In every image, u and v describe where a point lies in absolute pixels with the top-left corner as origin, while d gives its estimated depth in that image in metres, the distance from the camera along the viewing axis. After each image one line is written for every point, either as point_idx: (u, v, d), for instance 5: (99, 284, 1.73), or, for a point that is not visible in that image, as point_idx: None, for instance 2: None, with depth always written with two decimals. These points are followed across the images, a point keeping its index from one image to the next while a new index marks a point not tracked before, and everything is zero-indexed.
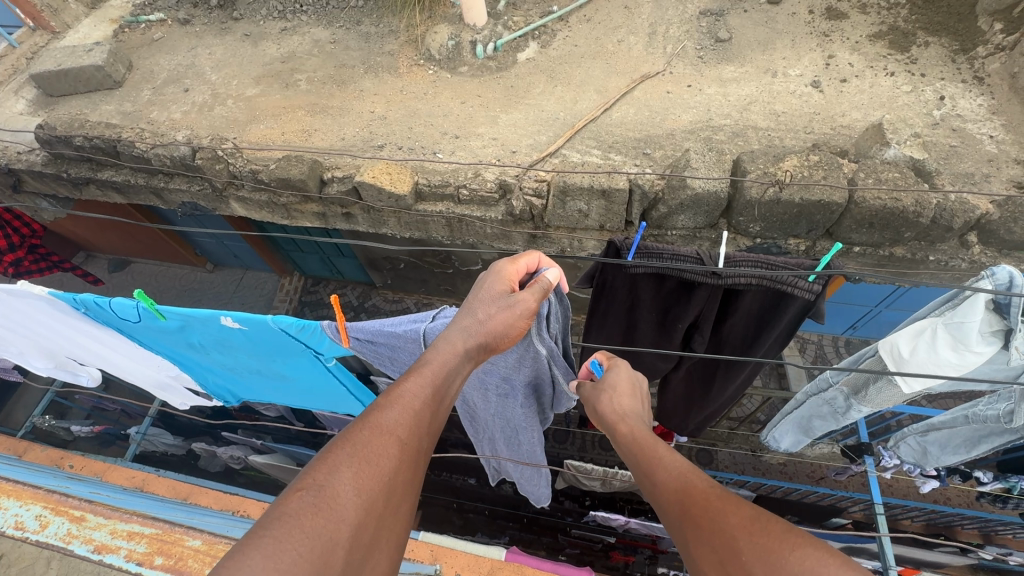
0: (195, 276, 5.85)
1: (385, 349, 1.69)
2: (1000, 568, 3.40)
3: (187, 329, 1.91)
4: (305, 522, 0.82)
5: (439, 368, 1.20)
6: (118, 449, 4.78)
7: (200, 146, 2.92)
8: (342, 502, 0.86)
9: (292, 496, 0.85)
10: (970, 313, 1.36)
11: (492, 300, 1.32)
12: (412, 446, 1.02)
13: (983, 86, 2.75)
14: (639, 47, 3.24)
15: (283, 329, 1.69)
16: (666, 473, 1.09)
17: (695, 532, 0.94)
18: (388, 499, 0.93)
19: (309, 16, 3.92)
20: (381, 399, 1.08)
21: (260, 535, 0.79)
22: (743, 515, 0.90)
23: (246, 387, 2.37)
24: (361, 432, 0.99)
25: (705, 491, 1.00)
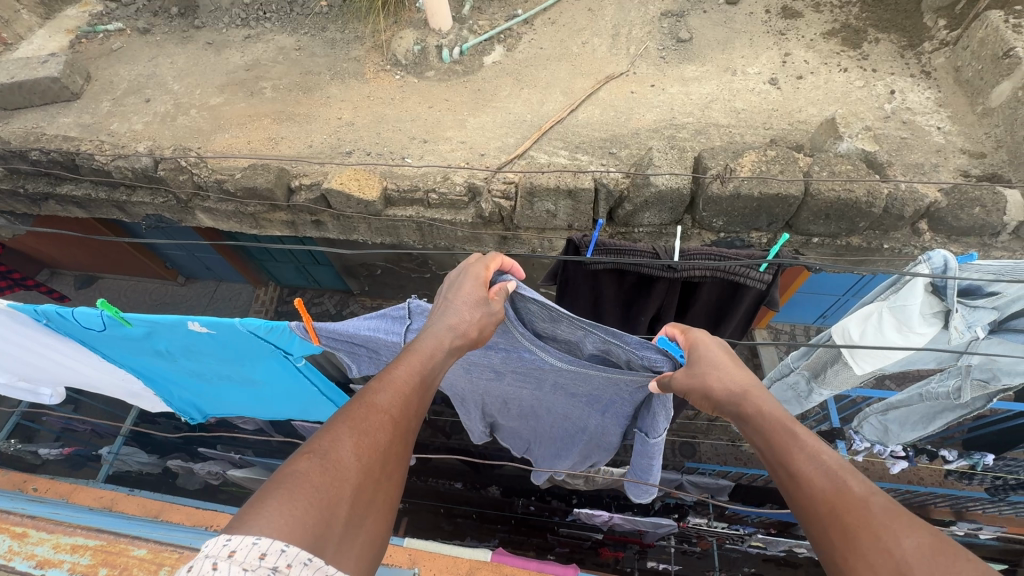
0: (166, 289, 5.71)
1: (356, 346, 1.68)
2: (970, 542, 3.52)
3: (152, 336, 1.87)
4: (313, 476, 0.83)
5: (428, 352, 1.19)
6: (90, 471, 4.64)
7: (163, 156, 2.87)
8: (345, 465, 0.87)
9: (300, 459, 0.85)
10: (911, 296, 1.44)
11: (471, 300, 1.32)
12: (406, 423, 1.01)
13: (930, 80, 2.87)
14: (602, 48, 3.29)
15: (251, 331, 1.67)
16: (808, 468, 0.94)
17: (849, 549, 0.82)
18: (385, 467, 0.93)
19: (273, 23, 3.88)
20: (374, 381, 1.07)
21: (271, 490, 0.79)
22: (921, 541, 0.77)
23: (218, 394, 2.32)
24: (357, 408, 0.98)
25: (863, 499, 0.85)
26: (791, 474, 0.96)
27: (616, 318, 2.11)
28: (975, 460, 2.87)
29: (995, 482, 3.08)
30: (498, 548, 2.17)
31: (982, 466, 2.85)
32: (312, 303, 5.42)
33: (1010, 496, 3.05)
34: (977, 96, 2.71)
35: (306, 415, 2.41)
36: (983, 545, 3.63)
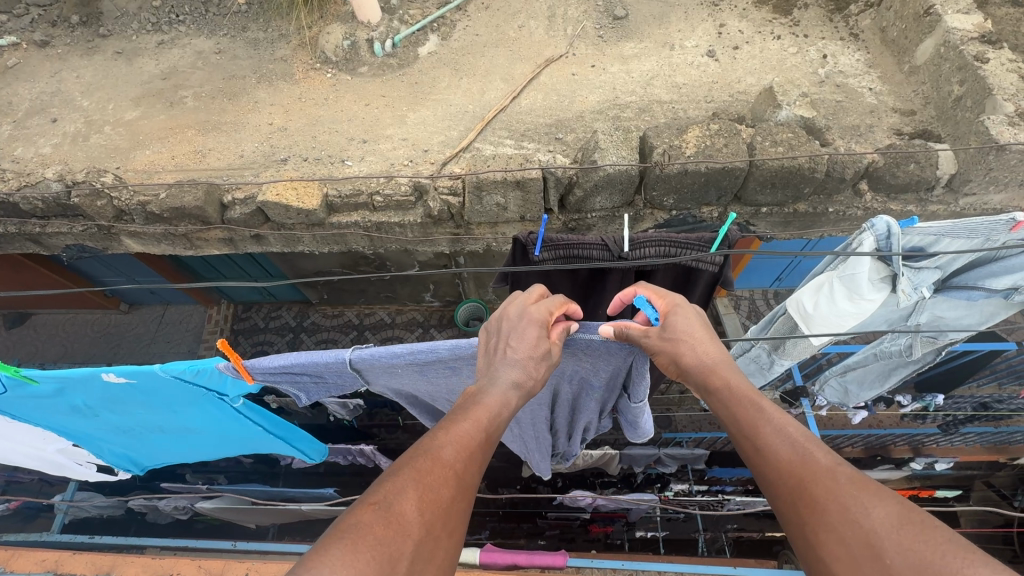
0: (108, 319, 5.34)
1: (292, 377, 1.61)
2: (929, 475, 3.71)
3: (67, 391, 1.78)
4: (376, 528, 0.80)
5: (495, 406, 1.11)
6: (44, 522, 4.32)
7: (76, 181, 2.61)
8: (407, 520, 0.83)
9: (363, 511, 0.82)
10: (857, 267, 1.46)
11: (536, 352, 1.23)
12: (470, 480, 0.96)
13: (858, 42, 2.93)
14: (539, 31, 3.21)
15: (175, 375, 1.60)
16: (778, 442, 0.96)
17: (817, 519, 0.84)
18: (448, 524, 0.88)
19: (188, 26, 3.61)
20: (439, 432, 1.02)
21: (340, 537, 0.78)
22: (887, 510, 0.79)
23: (155, 441, 2.21)
24: (421, 460, 0.94)
25: (829, 470, 0.88)
26: (761, 449, 0.97)
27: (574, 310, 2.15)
28: (927, 401, 3.03)
29: (947, 419, 3.25)
30: (487, 544, 2.19)
31: (933, 407, 3.00)
32: (269, 318, 5.19)
33: (961, 430, 3.22)
34: (903, 55, 2.78)
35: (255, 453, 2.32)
36: (940, 477, 3.84)
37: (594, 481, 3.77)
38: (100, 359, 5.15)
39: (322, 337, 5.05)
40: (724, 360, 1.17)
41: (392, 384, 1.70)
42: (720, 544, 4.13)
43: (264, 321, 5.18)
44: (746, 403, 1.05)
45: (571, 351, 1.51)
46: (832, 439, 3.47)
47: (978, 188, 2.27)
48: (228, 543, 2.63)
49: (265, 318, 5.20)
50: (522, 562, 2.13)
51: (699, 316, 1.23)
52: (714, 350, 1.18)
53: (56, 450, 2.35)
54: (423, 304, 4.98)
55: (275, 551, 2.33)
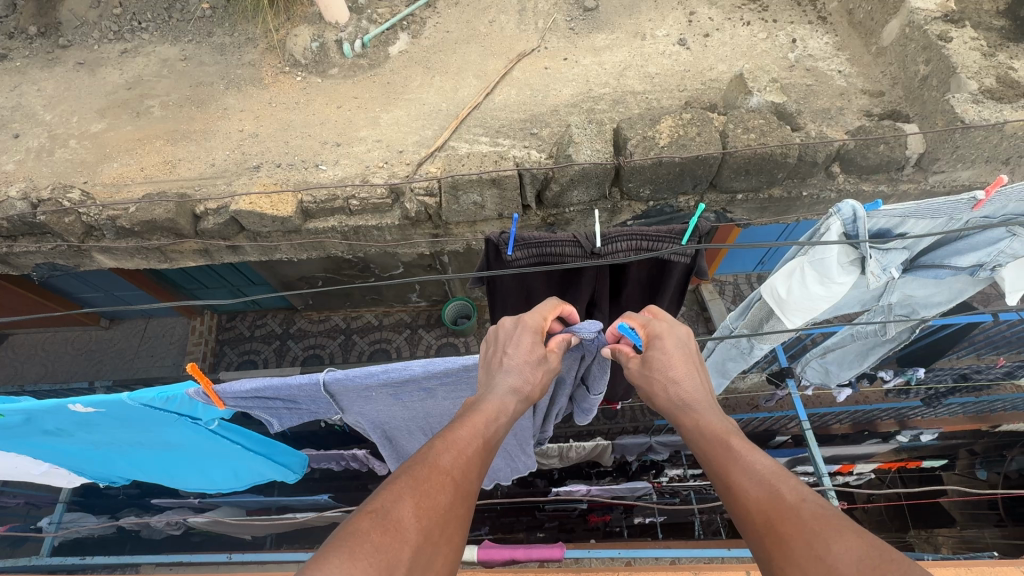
0: (88, 335, 5.23)
1: (265, 401, 1.64)
2: (916, 447, 3.78)
3: (35, 420, 1.80)
4: (374, 534, 0.78)
5: (494, 413, 1.11)
6: (34, 546, 4.24)
7: (41, 198, 2.54)
8: (406, 527, 0.81)
9: (362, 518, 0.80)
10: (826, 251, 1.48)
11: (531, 358, 1.25)
12: (468, 485, 0.94)
13: (826, 25, 2.96)
14: (510, 25, 3.19)
15: (145, 403, 1.62)
16: (746, 480, 0.93)
17: (784, 558, 0.79)
18: (446, 530, 0.85)
19: (151, 33, 3.52)
20: (436, 441, 1.01)
21: (335, 546, 0.74)
22: (852, 548, 0.73)
23: (133, 462, 2.25)
24: (419, 467, 0.92)
25: (795, 507, 0.83)
26: (731, 485, 0.94)
27: None
28: (909, 375, 3.08)
29: (929, 392, 3.30)
30: (485, 541, 2.17)
31: (916, 380, 3.06)
32: (254, 326, 5.12)
33: (943, 401, 3.28)
34: (870, 36, 2.81)
35: (234, 469, 2.36)
36: (926, 448, 3.92)
37: (590, 472, 3.77)
38: (83, 377, 5.05)
39: (309, 343, 5.00)
40: (706, 402, 1.16)
41: (366, 408, 1.73)
42: (716, 526, 4.18)
43: (250, 330, 5.11)
44: (720, 443, 1.03)
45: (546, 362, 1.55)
46: (820, 417, 3.51)
47: (946, 165, 2.31)
48: (222, 557, 2.60)
49: (250, 327, 5.14)
50: (520, 556, 2.12)
51: (681, 350, 1.24)
52: (694, 389, 1.18)
53: (34, 471, 2.37)
54: (409, 305, 4.96)
55: (269, 562, 2.30)
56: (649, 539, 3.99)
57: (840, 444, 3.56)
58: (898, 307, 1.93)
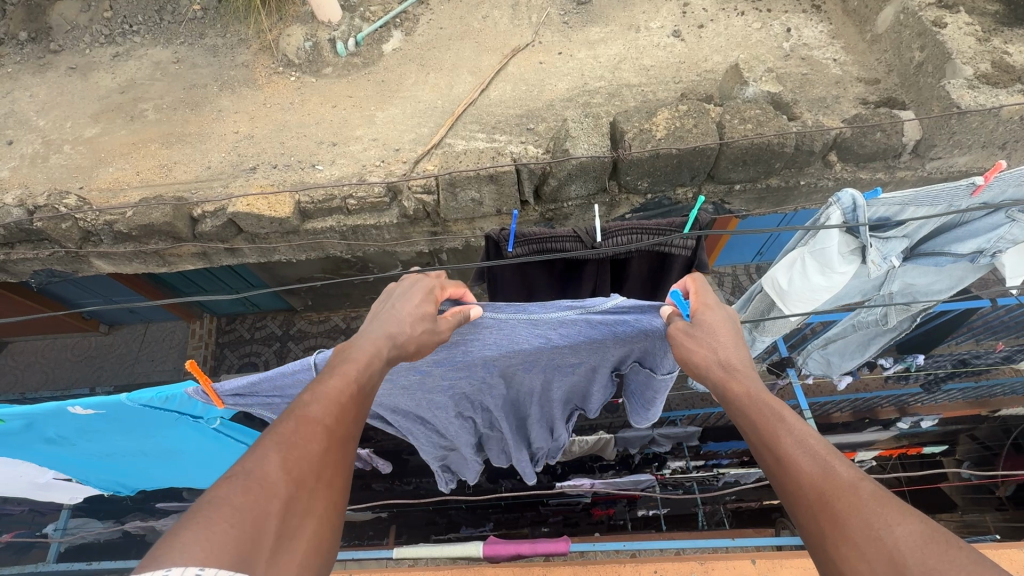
0: (88, 341, 5.22)
1: (264, 397, 1.62)
2: (916, 434, 3.79)
3: (36, 426, 1.80)
4: (240, 492, 0.75)
5: (370, 358, 1.08)
6: (39, 552, 4.25)
7: (37, 205, 2.53)
8: (273, 483, 0.78)
9: (219, 486, 0.76)
10: (826, 240, 1.49)
11: (417, 312, 1.20)
12: (343, 430, 0.93)
13: (821, 13, 2.95)
14: (503, 21, 3.17)
15: (146, 403, 1.62)
16: (796, 452, 0.89)
17: (838, 534, 0.78)
18: (320, 476, 0.84)
19: (142, 36, 3.50)
20: (306, 395, 0.96)
21: (191, 516, 0.70)
22: (913, 530, 0.74)
23: (132, 463, 2.25)
24: (284, 422, 0.88)
25: (852, 484, 0.81)
26: (778, 458, 0.90)
27: (553, 306, 2.16)
28: (908, 362, 3.10)
29: (929, 378, 3.31)
30: (489, 538, 2.17)
31: (915, 367, 3.08)
32: (254, 329, 5.13)
33: (942, 387, 3.29)
34: (865, 24, 2.81)
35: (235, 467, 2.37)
36: (926, 434, 3.94)
37: (592, 466, 3.76)
38: (83, 382, 5.04)
39: (310, 344, 5.00)
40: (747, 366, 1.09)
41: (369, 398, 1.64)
42: (719, 517, 4.19)
43: (250, 332, 5.11)
44: (764, 410, 0.97)
45: (549, 349, 1.55)
46: (820, 406, 3.52)
47: (943, 152, 2.31)
48: None
49: (250, 329, 5.14)
50: (525, 549, 2.14)
51: (727, 321, 1.17)
52: (740, 357, 1.11)
53: (34, 480, 2.37)
54: None
55: None
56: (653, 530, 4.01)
57: (841, 432, 3.58)
58: (899, 296, 1.94)
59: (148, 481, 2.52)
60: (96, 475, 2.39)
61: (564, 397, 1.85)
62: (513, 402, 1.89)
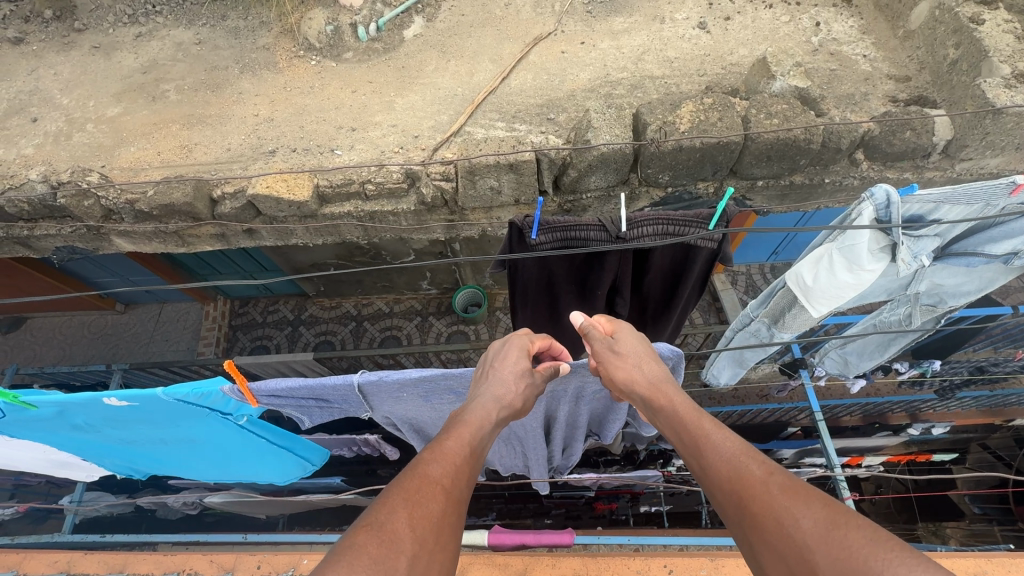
0: (105, 320, 5.31)
1: (297, 400, 1.79)
2: (928, 440, 3.74)
3: (67, 413, 1.88)
4: (369, 548, 0.82)
5: (478, 421, 1.25)
6: (55, 523, 4.35)
7: (60, 180, 2.56)
8: (401, 537, 0.86)
9: (358, 533, 0.85)
10: (857, 236, 1.48)
11: (516, 370, 1.44)
12: (457, 493, 1.02)
13: (851, 8, 2.89)
14: (526, 9, 3.14)
15: (179, 399, 1.68)
16: (718, 460, 1.04)
17: (757, 529, 0.89)
18: (441, 537, 0.91)
19: (165, 17, 3.51)
20: (425, 453, 1.09)
21: (336, 561, 0.79)
22: (816, 518, 0.83)
23: (154, 454, 2.31)
24: (410, 480, 0.98)
25: (763, 482, 0.94)
26: (705, 469, 1.05)
27: (572, 296, 2.17)
28: (925, 368, 3.04)
29: (944, 384, 3.25)
30: (494, 526, 2.22)
31: (931, 372, 3.04)
32: (267, 312, 5.17)
33: (957, 394, 3.24)
34: (897, 19, 2.74)
35: (253, 462, 2.43)
36: (936, 441, 3.89)
37: (597, 460, 3.75)
38: (99, 359, 5.12)
39: (322, 329, 5.03)
40: (668, 382, 1.33)
41: (394, 408, 1.90)
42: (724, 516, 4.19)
43: (262, 316, 5.17)
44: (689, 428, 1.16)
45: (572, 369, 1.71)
46: (830, 408, 3.48)
47: (974, 153, 2.26)
48: (237, 536, 2.63)
49: (263, 313, 5.19)
50: (530, 539, 2.18)
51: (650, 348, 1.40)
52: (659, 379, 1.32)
53: (60, 458, 2.46)
54: (420, 292, 4.98)
55: (283, 543, 2.31)
56: (655, 526, 4.02)
57: (850, 436, 3.55)
58: (925, 296, 1.92)
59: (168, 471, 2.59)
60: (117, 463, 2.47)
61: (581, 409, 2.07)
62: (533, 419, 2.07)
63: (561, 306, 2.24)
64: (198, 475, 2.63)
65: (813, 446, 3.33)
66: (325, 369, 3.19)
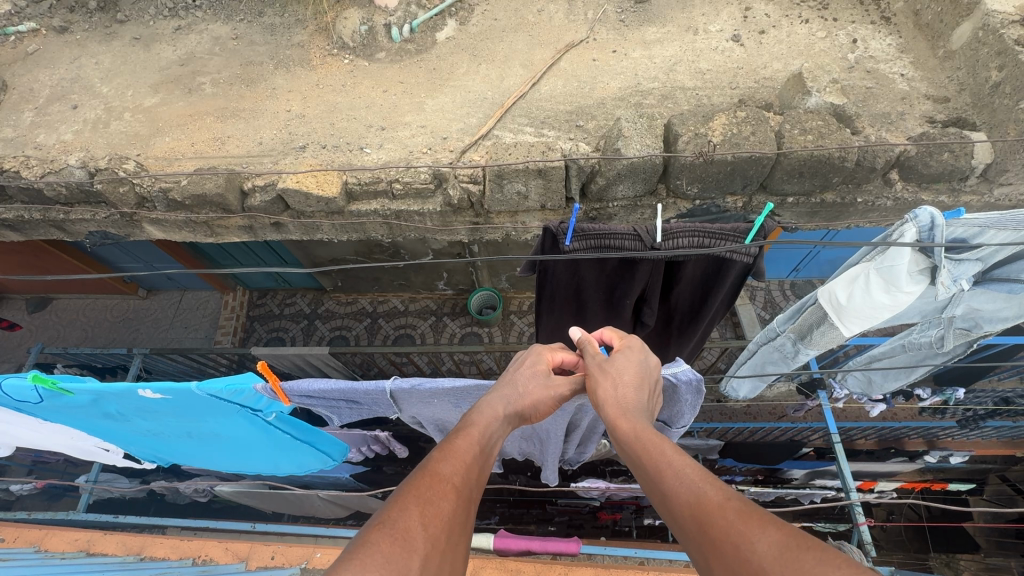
0: (127, 304, 5.42)
1: (329, 400, 1.84)
2: (945, 468, 3.64)
3: (100, 401, 1.92)
4: (383, 546, 0.82)
5: (487, 421, 1.25)
6: (68, 502, 4.42)
7: (98, 167, 2.63)
8: (414, 536, 0.86)
9: (372, 531, 0.85)
10: (897, 259, 1.49)
11: (532, 374, 1.45)
12: (468, 491, 1.01)
13: (890, 26, 2.85)
14: (559, 15, 3.15)
15: (212, 393, 1.72)
16: (678, 484, 0.98)
17: (714, 553, 0.83)
18: (451, 537, 0.90)
19: (204, 11, 3.58)
20: (436, 452, 1.08)
21: (349, 559, 0.79)
22: (773, 542, 0.77)
23: (181, 442, 2.37)
24: (422, 478, 0.98)
25: (720, 505, 0.88)
26: (663, 492, 0.99)
27: (600, 303, 2.17)
28: (948, 396, 2.94)
29: (966, 412, 3.16)
30: (500, 531, 2.20)
31: (954, 400, 2.93)
32: (284, 304, 5.23)
33: (979, 424, 3.15)
34: (937, 39, 2.70)
35: (275, 453, 2.48)
36: (953, 470, 3.79)
37: (604, 469, 3.70)
38: (120, 342, 5.22)
39: (337, 324, 5.07)
40: (637, 408, 1.28)
41: (422, 413, 1.94)
42: None
43: (279, 308, 5.22)
44: (651, 447, 1.11)
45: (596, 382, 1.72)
46: (845, 431, 3.41)
47: (1014, 178, 2.21)
48: (249, 525, 2.67)
49: (280, 305, 5.25)
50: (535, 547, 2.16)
51: (640, 370, 1.39)
52: (631, 400, 1.30)
53: (85, 443, 2.52)
54: (436, 292, 5.00)
55: (294, 534, 2.33)
56: (659, 540, 3.97)
57: (864, 460, 3.47)
58: (959, 320, 1.87)
59: (193, 458, 2.64)
60: (144, 449, 2.53)
61: (599, 421, 2.12)
62: (552, 426, 2.13)
63: (586, 312, 2.25)
64: (222, 463, 2.70)
65: (826, 468, 3.27)
66: (340, 365, 3.21)
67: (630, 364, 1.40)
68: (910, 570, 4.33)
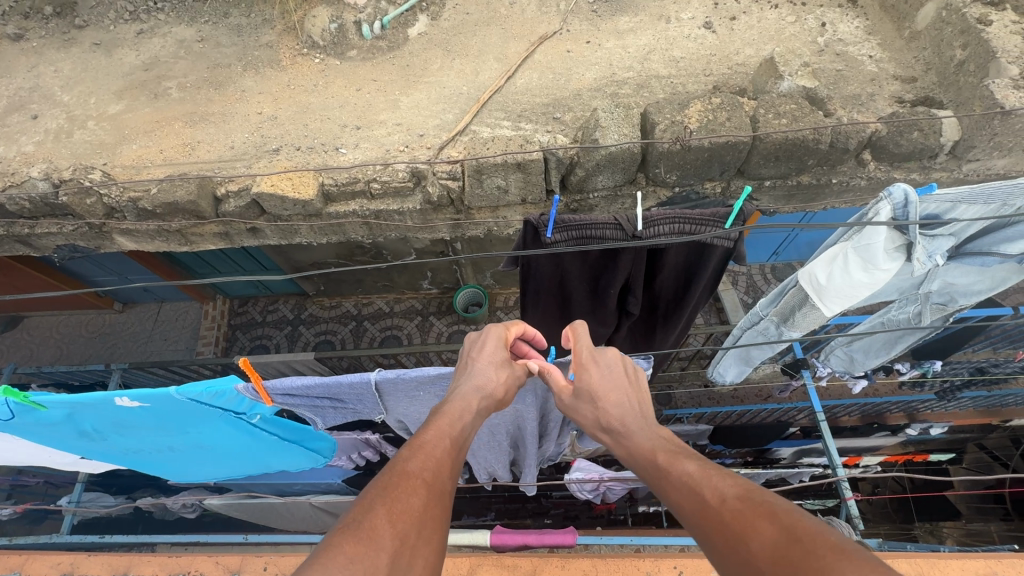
0: (103, 318, 5.27)
1: (312, 399, 1.80)
2: (925, 440, 3.73)
3: (75, 414, 1.86)
4: (346, 547, 0.80)
5: (457, 413, 1.25)
6: (52, 524, 4.30)
7: (62, 178, 2.54)
8: (380, 534, 0.84)
9: (335, 534, 0.83)
10: (873, 237, 1.52)
11: (496, 359, 1.43)
12: (438, 486, 1.00)
13: (857, 9, 2.89)
14: (531, 8, 3.13)
15: (192, 397, 1.68)
16: (681, 493, 1.02)
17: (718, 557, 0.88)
18: (422, 532, 0.89)
19: (167, 14, 3.48)
20: (404, 449, 1.08)
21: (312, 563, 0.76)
22: (768, 539, 0.82)
23: (162, 452, 2.31)
24: (389, 477, 0.97)
25: (719, 507, 0.93)
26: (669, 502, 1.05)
27: (585, 295, 2.17)
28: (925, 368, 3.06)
29: (944, 384, 3.23)
30: (498, 526, 2.20)
31: (931, 372, 3.02)
32: (266, 312, 5.14)
33: (956, 395, 3.23)
34: (903, 20, 2.75)
35: (261, 458, 2.44)
36: (933, 442, 3.90)
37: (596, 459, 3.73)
38: (97, 359, 5.07)
39: (321, 328, 5.00)
40: (628, 424, 1.30)
41: (408, 407, 1.92)
42: None
43: (261, 314, 5.14)
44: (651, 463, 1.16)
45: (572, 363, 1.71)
46: (827, 409, 3.48)
47: (982, 154, 2.26)
48: (239, 535, 2.62)
49: (262, 311, 5.16)
50: (532, 540, 2.17)
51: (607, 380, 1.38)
52: (619, 414, 1.33)
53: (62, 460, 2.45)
54: (421, 292, 4.97)
55: (287, 543, 2.30)
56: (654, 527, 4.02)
57: (848, 436, 3.54)
58: (935, 295, 1.92)
59: (176, 468, 2.59)
60: (124, 463, 2.46)
61: None
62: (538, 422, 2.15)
63: (572, 305, 2.24)
64: (206, 472, 2.64)
65: (812, 446, 3.34)
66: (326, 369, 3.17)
67: (595, 383, 1.37)
68: (896, 540, 4.43)
